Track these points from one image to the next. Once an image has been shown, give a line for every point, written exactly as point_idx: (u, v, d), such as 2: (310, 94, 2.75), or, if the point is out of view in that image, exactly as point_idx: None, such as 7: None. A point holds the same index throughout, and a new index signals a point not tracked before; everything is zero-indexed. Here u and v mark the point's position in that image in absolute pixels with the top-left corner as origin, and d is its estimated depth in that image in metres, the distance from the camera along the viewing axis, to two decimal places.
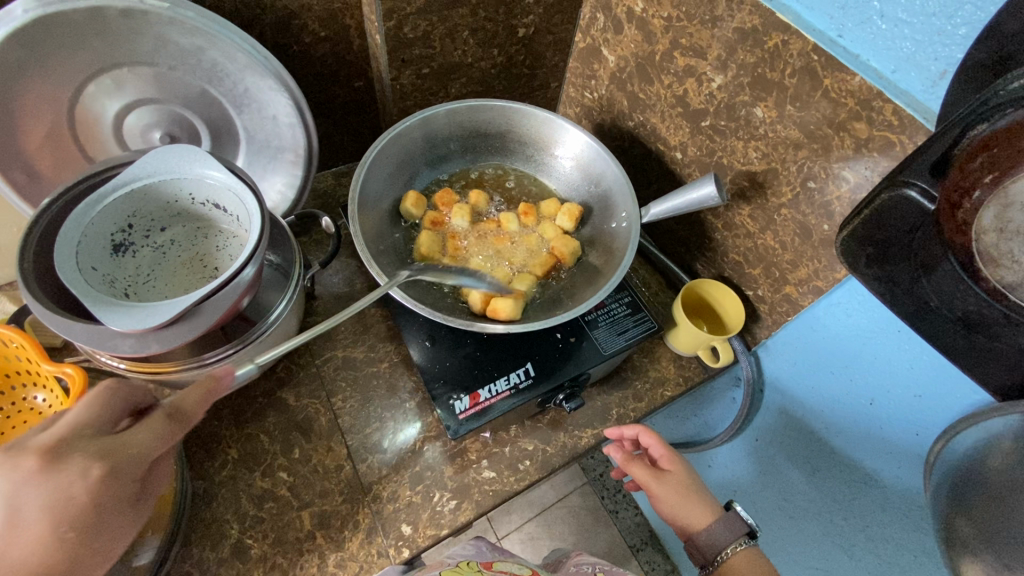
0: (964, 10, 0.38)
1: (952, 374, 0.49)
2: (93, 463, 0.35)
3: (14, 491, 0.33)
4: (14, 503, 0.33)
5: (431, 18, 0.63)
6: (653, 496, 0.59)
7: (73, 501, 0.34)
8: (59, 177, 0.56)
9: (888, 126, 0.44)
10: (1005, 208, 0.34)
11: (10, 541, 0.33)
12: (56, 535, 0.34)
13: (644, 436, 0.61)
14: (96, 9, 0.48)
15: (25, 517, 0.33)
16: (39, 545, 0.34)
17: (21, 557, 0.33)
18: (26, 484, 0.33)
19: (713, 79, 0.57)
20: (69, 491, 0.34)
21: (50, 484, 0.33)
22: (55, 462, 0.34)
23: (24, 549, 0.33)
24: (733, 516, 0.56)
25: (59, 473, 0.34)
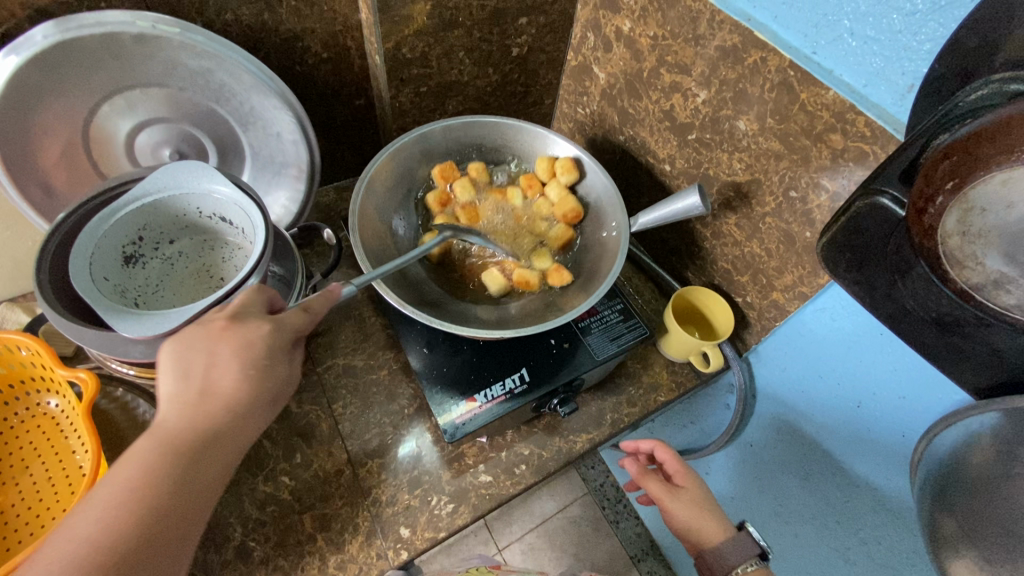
0: (927, 27, 0.40)
1: (933, 375, 0.50)
2: (265, 321, 0.41)
3: (215, 336, 0.39)
4: (213, 351, 0.39)
5: (428, 39, 0.66)
6: (667, 511, 0.60)
7: (260, 346, 0.40)
8: (74, 192, 0.59)
9: (861, 138, 0.47)
10: (966, 212, 0.36)
11: (206, 382, 0.39)
12: (257, 376, 0.40)
13: (660, 450, 0.64)
14: (111, 35, 0.51)
15: (234, 360, 0.39)
16: (249, 386, 0.40)
17: (226, 391, 0.39)
18: (233, 330, 0.40)
19: (698, 94, 0.60)
20: (251, 336, 0.40)
21: (242, 332, 0.40)
22: (240, 318, 0.41)
23: (228, 385, 0.39)
24: (747, 537, 0.56)
25: (247, 322, 0.40)
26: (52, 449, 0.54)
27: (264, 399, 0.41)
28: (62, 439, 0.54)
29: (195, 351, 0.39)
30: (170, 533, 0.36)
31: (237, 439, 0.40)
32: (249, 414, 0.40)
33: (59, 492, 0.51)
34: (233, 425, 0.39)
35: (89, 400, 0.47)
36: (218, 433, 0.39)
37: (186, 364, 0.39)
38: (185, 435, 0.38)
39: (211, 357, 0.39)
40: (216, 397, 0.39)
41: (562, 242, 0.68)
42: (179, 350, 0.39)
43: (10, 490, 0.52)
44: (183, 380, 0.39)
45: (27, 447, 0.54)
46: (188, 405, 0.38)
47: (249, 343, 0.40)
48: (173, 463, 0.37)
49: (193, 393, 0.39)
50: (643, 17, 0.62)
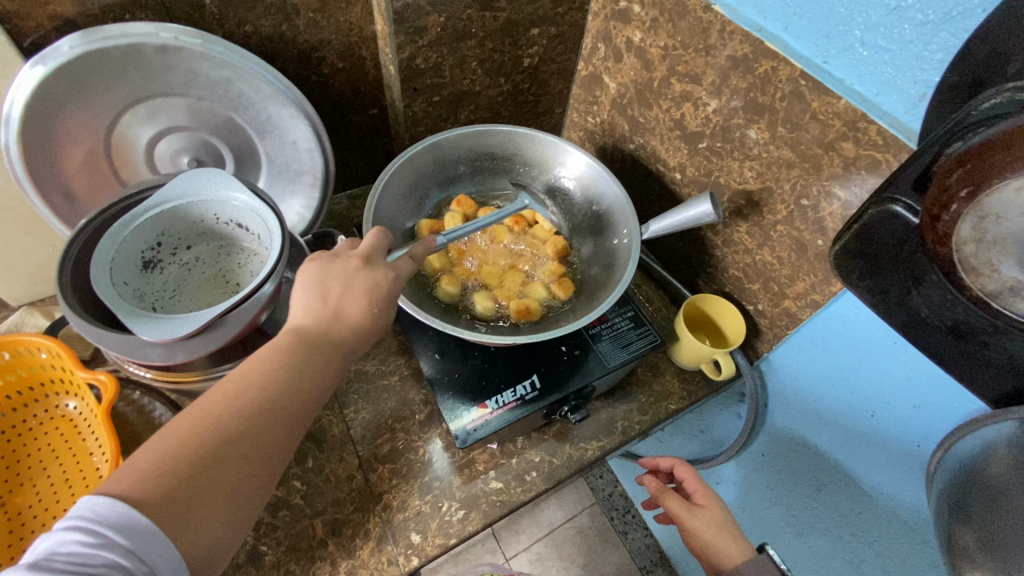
0: (938, 37, 0.41)
1: (948, 384, 0.50)
2: (389, 270, 0.45)
3: (351, 273, 0.44)
4: (348, 283, 0.43)
5: (442, 49, 0.68)
6: (686, 530, 0.60)
7: (383, 289, 0.44)
8: (95, 198, 0.60)
9: (873, 146, 0.47)
10: (981, 219, 0.36)
11: (340, 299, 0.43)
12: (377, 314, 0.44)
13: (679, 468, 0.65)
14: (136, 47, 0.52)
15: (363, 293, 0.43)
16: (373, 318, 0.43)
17: (352, 316, 0.42)
18: (362, 271, 0.44)
19: (708, 103, 0.60)
20: (378, 278, 0.44)
21: (370, 276, 0.44)
22: (370, 261, 0.45)
23: (355, 311, 0.42)
24: (766, 560, 0.54)
25: (377, 268, 0.45)
26: (69, 451, 0.55)
27: (377, 328, 0.44)
28: (79, 440, 0.55)
29: (333, 280, 0.43)
30: (279, 417, 0.38)
31: (344, 353, 0.42)
32: (364, 337, 0.43)
33: (76, 491, 0.52)
34: (354, 339, 0.43)
35: (108, 403, 0.48)
36: (336, 343, 0.42)
37: (325, 283, 0.43)
38: (317, 334, 0.41)
39: (347, 284, 0.43)
40: (347, 316, 0.42)
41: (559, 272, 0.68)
42: (319, 265, 0.44)
43: (27, 491, 0.53)
44: (320, 295, 0.42)
45: (45, 448, 0.55)
46: (322, 314, 0.42)
47: (378, 279, 0.44)
48: (297, 358, 0.40)
49: (329, 309, 0.42)
50: (654, 28, 0.63)
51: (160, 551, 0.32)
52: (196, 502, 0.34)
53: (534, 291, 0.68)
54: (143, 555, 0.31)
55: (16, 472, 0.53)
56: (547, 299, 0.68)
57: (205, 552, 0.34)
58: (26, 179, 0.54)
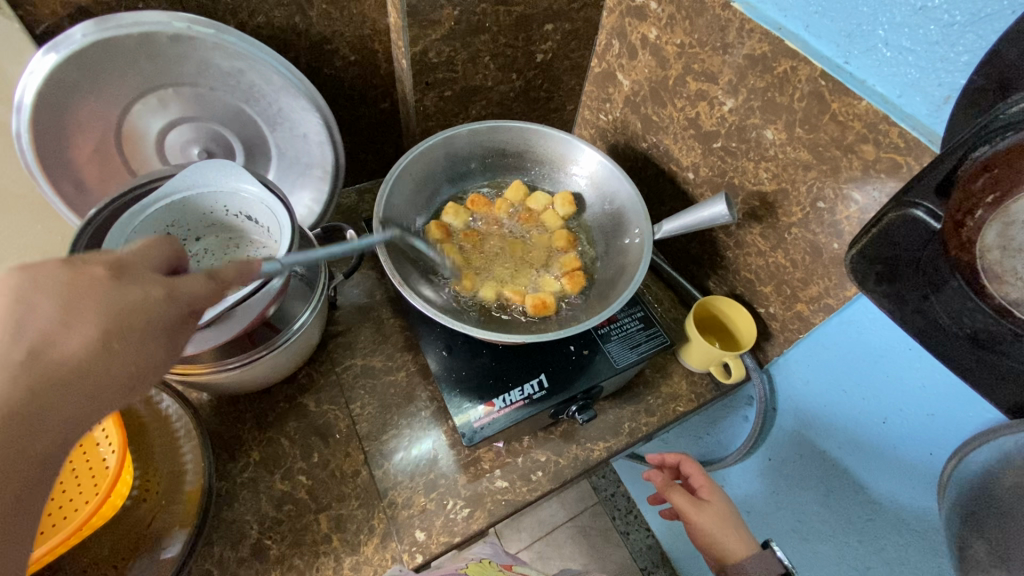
0: (965, 39, 0.40)
1: (964, 394, 0.49)
2: (157, 286, 0.36)
3: (79, 297, 0.33)
4: (72, 311, 0.33)
5: (455, 44, 0.67)
6: (692, 524, 0.59)
7: (138, 315, 0.35)
8: (104, 188, 0.60)
9: (894, 148, 0.46)
10: (1007, 226, 0.35)
11: (44, 340, 0.32)
12: (116, 350, 0.34)
13: (685, 464, 0.64)
14: (148, 36, 0.52)
15: (94, 327, 0.33)
16: (101, 361, 0.34)
17: (71, 360, 0.32)
18: (96, 297, 0.34)
19: (724, 102, 0.59)
20: (133, 304, 0.35)
21: (117, 301, 0.34)
22: (123, 275, 0.36)
23: (74, 350, 0.33)
24: (769, 555, 0.54)
25: (130, 288, 0.35)
26: None
27: (116, 377, 0.34)
28: None
29: (52, 303, 0.33)
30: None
31: (65, 409, 0.32)
32: (93, 386, 0.33)
33: None
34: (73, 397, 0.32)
35: None
36: (35, 414, 0.31)
37: (26, 313, 0.32)
38: (6, 399, 0.30)
39: (65, 319, 0.33)
40: (49, 361, 0.32)
41: (575, 261, 0.68)
42: (11, 292, 0.32)
43: None
44: (7, 338, 0.31)
45: None
46: (10, 368, 0.31)
47: (118, 309, 0.34)
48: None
49: (14, 352, 0.31)
50: (670, 25, 0.62)
51: None
52: None
53: (550, 284, 0.67)
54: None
55: None
56: (559, 293, 0.67)
57: None
58: (38, 169, 0.54)
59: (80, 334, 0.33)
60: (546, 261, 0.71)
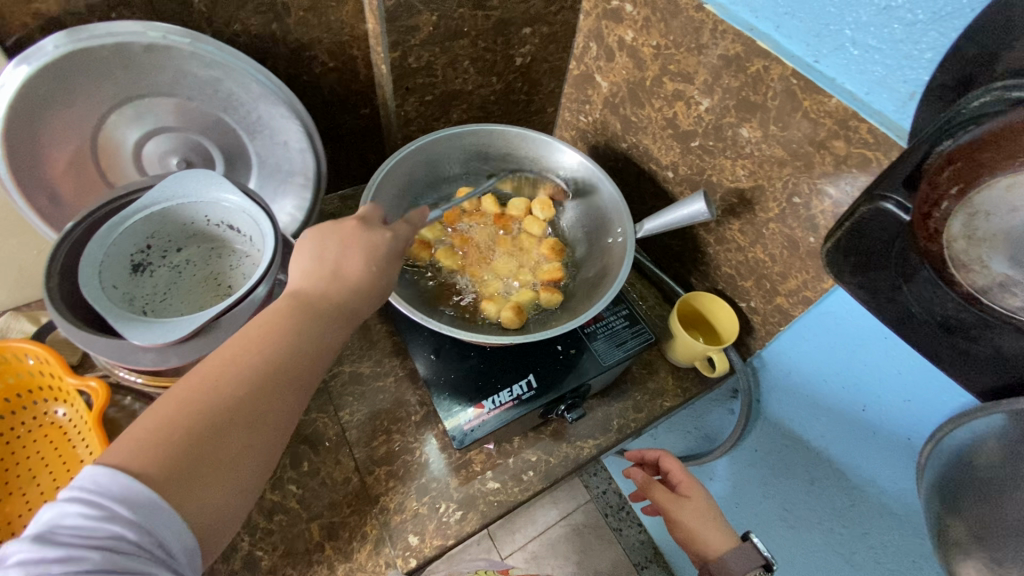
0: (928, 36, 0.41)
1: (938, 380, 0.50)
2: (387, 231, 0.48)
3: (347, 236, 0.46)
4: (345, 246, 0.45)
5: (434, 49, 0.67)
6: (672, 521, 0.60)
7: (382, 249, 0.46)
8: (81, 201, 0.59)
9: (864, 144, 0.47)
10: (972, 216, 0.37)
11: (336, 267, 0.44)
12: (375, 274, 0.45)
13: (665, 460, 0.65)
14: (122, 45, 0.51)
15: (361, 254, 0.45)
16: (369, 279, 0.45)
17: (350, 278, 0.44)
18: (359, 233, 0.46)
19: (700, 102, 0.60)
20: (374, 240, 0.46)
21: (369, 236, 0.47)
22: (367, 224, 0.48)
23: (353, 271, 0.44)
24: (750, 548, 0.56)
25: (373, 230, 0.47)
26: (59, 458, 0.54)
27: (372, 294, 0.46)
28: (69, 448, 0.54)
29: (330, 239, 0.45)
30: (282, 379, 0.39)
31: (346, 314, 0.44)
32: (361, 299, 0.45)
33: None
34: (348, 307, 0.44)
35: (101, 407, 0.49)
36: (321, 314, 0.42)
37: (323, 245, 0.45)
38: (311, 302, 0.42)
39: (345, 247, 0.45)
40: (339, 279, 0.44)
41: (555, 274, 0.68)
42: (322, 237, 0.46)
43: (16, 499, 0.52)
44: (316, 262, 0.44)
45: (36, 457, 0.55)
46: (319, 276, 0.44)
47: (372, 245, 0.46)
48: (277, 338, 0.40)
49: (324, 269, 0.44)
50: (646, 27, 0.63)
51: (165, 525, 0.33)
52: (208, 467, 0.35)
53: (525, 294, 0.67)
54: (152, 525, 0.32)
55: (4, 481, 0.53)
56: (534, 303, 0.67)
57: (214, 508, 0.35)
58: (12, 182, 0.53)
59: (353, 259, 0.45)
60: (532, 264, 0.72)
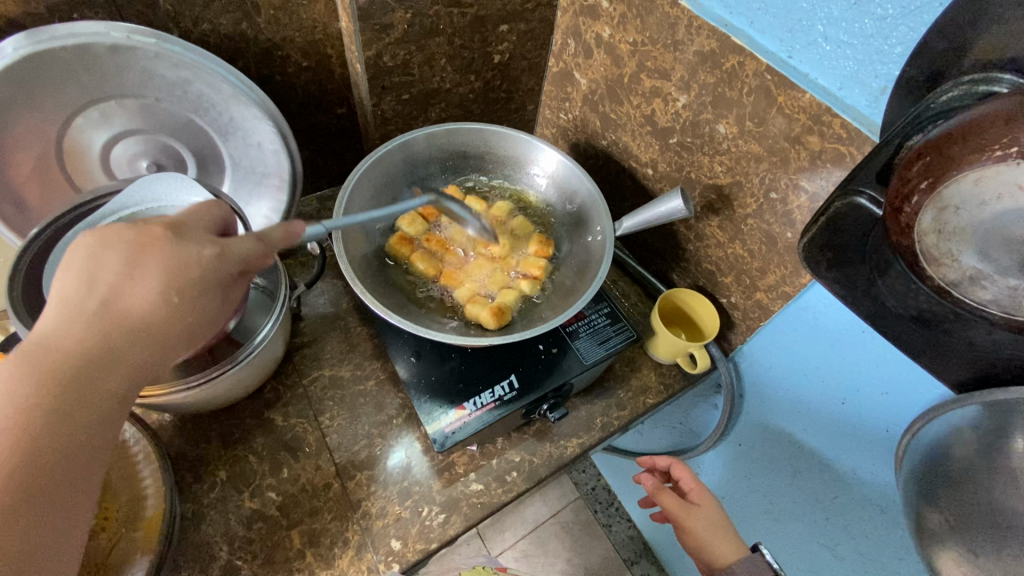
0: (898, 31, 0.41)
1: (914, 372, 0.51)
2: (207, 246, 0.41)
3: (138, 253, 0.39)
4: (133, 267, 0.38)
5: (409, 47, 0.66)
6: (682, 528, 0.61)
7: (191, 273, 0.40)
8: (47, 207, 0.58)
9: (838, 139, 0.47)
10: (942, 210, 0.36)
11: (113, 293, 0.37)
12: (174, 305, 0.39)
13: (676, 468, 0.66)
14: (85, 47, 0.50)
15: (155, 279, 0.38)
16: (163, 311, 0.39)
17: (133, 309, 0.38)
18: (158, 250, 0.39)
19: (678, 98, 0.60)
20: (185, 260, 0.39)
21: (175, 255, 0.39)
22: (179, 235, 0.41)
23: (136, 301, 0.38)
24: (759, 559, 0.55)
25: (185, 245, 0.40)
26: None
27: (178, 324, 0.39)
28: None
29: (116, 255, 0.38)
30: (58, 458, 0.34)
31: (132, 358, 0.37)
32: (154, 336, 0.38)
33: None
34: (141, 347, 0.38)
35: None
36: (104, 360, 0.36)
37: (95, 267, 0.38)
38: (74, 350, 0.35)
39: (130, 270, 0.38)
40: (118, 311, 0.37)
41: (535, 266, 0.68)
42: (85, 255, 0.38)
43: None
44: (86, 289, 0.37)
45: None
46: (86, 314, 0.36)
47: (173, 266, 0.39)
48: (31, 416, 0.33)
49: (91, 301, 0.37)
50: (622, 24, 0.62)
51: None
52: None
53: (506, 294, 0.66)
54: None
55: None
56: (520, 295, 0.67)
57: None
58: None
59: (143, 286, 0.38)
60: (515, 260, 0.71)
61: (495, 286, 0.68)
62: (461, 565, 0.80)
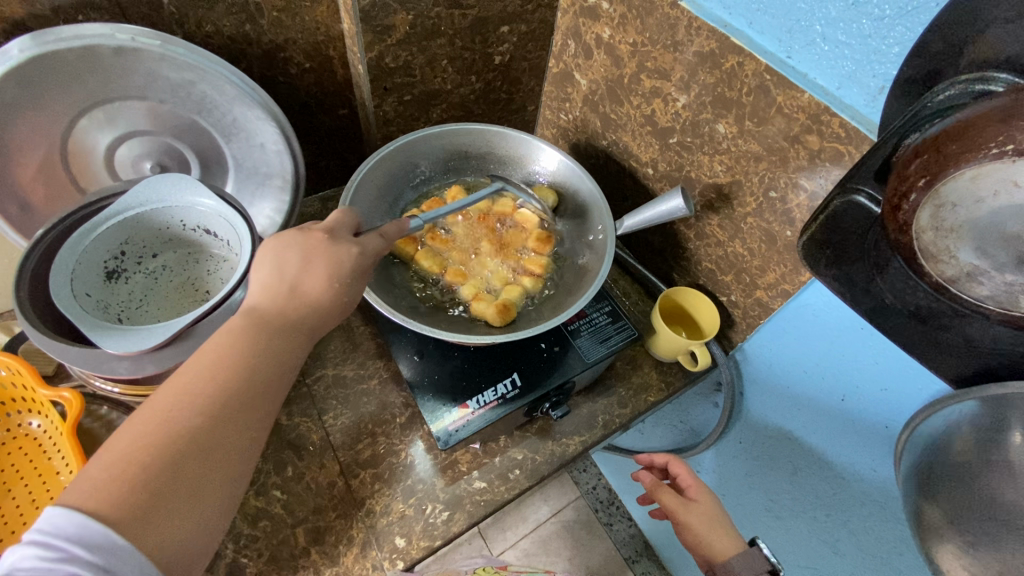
0: (895, 31, 0.42)
1: (912, 368, 0.52)
2: (353, 245, 0.46)
3: (312, 247, 0.44)
4: (308, 256, 0.44)
5: (411, 48, 0.67)
6: (681, 524, 0.61)
7: (346, 266, 0.45)
8: (52, 208, 0.58)
9: (836, 138, 0.48)
10: (939, 208, 0.37)
11: (298, 278, 0.43)
12: (338, 291, 0.44)
13: (673, 465, 0.66)
14: (90, 48, 0.50)
15: (323, 269, 0.43)
16: (330, 296, 0.44)
17: (310, 291, 0.43)
18: (326, 245, 0.45)
19: (678, 99, 0.61)
20: (339, 255, 0.45)
21: (333, 249, 0.44)
22: (333, 236, 0.46)
23: (315, 284, 0.43)
24: (757, 553, 0.55)
25: (340, 244, 0.45)
26: (35, 471, 0.53)
27: (334, 309, 0.45)
28: (45, 459, 0.53)
29: (293, 249, 0.44)
30: (248, 401, 0.38)
31: (305, 331, 0.43)
32: (324, 314, 0.44)
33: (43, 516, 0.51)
34: (312, 321, 0.43)
35: (76, 419, 0.48)
36: (289, 325, 0.42)
37: (287, 255, 0.43)
38: (271, 315, 0.42)
39: (306, 262, 0.43)
40: (300, 292, 0.43)
41: (535, 264, 0.69)
42: (280, 243, 0.44)
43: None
44: (278, 275, 0.43)
45: (10, 469, 0.54)
46: (278, 291, 0.42)
47: (339, 257, 0.45)
48: (238, 362, 0.39)
49: (284, 285, 0.43)
50: (622, 25, 0.63)
51: (126, 557, 0.31)
52: (169, 500, 0.34)
53: (511, 290, 0.67)
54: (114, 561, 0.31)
55: None
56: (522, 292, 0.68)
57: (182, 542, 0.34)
58: None
59: (314, 274, 0.43)
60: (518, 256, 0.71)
61: (500, 282, 0.69)
62: (464, 563, 0.80)
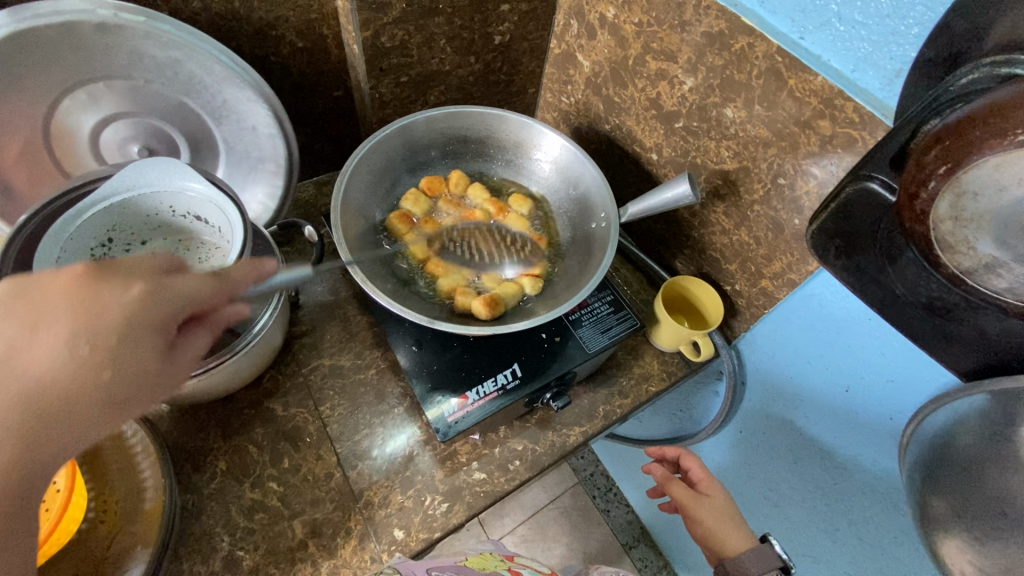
0: (915, 11, 0.40)
1: (921, 360, 0.51)
2: (126, 289, 0.37)
3: (43, 307, 0.35)
4: (39, 321, 0.34)
5: (408, 27, 0.64)
6: (690, 517, 0.61)
7: (104, 317, 0.35)
8: (35, 193, 0.56)
9: (850, 123, 0.46)
10: (960, 196, 0.35)
11: (15, 350, 0.34)
12: (91, 353, 0.35)
13: (685, 458, 0.67)
14: (70, 25, 0.48)
15: (60, 331, 0.34)
16: (83, 361, 0.35)
17: (55, 362, 0.34)
18: (61, 302, 0.35)
19: (684, 81, 0.59)
20: (97, 306, 0.36)
21: (84, 307, 0.35)
22: (101, 278, 0.37)
23: (55, 355, 0.34)
24: (767, 549, 0.55)
25: (101, 289, 0.36)
26: None
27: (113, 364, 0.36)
28: None
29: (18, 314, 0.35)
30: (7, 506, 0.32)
31: (84, 402, 0.35)
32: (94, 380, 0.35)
33: None
34: (79, 393, 0.35)
35: None
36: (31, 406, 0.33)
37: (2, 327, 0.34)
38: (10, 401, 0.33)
39: (33, 328, 0.34)
40: (41, 366, 0.34)
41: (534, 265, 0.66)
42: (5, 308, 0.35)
43: None
44: None
45: None
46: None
47: (87, 312, 0.35)
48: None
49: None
50: (627, 4, 0.61)
51: None
52: None
53: (505, 287, 0.64)
54: None
55: None
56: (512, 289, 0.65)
57: None
58: None
59: (47, 343, 0.34)
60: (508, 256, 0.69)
61: (489, 282, 0.66)
62: (463, 551, 0.80)
